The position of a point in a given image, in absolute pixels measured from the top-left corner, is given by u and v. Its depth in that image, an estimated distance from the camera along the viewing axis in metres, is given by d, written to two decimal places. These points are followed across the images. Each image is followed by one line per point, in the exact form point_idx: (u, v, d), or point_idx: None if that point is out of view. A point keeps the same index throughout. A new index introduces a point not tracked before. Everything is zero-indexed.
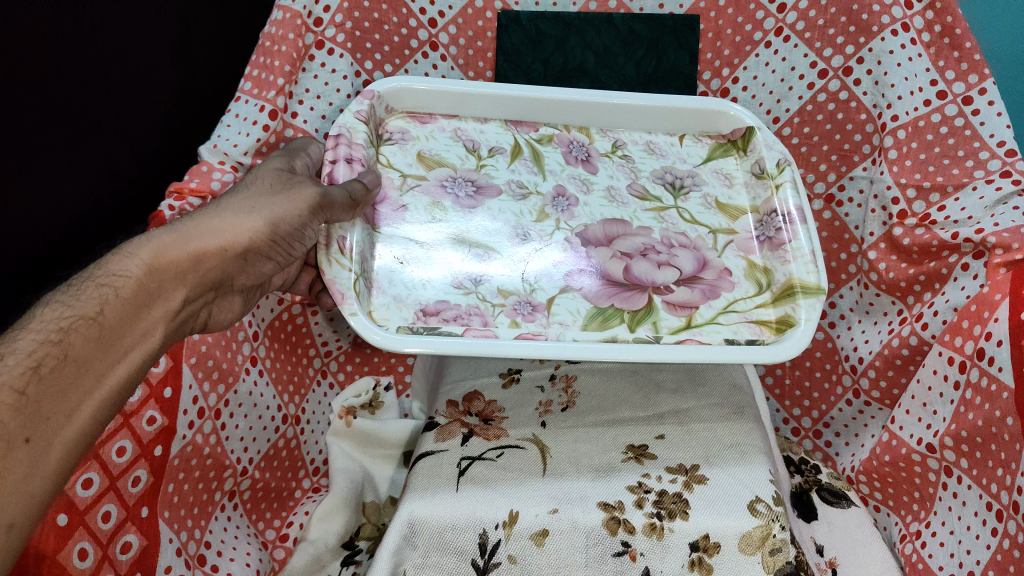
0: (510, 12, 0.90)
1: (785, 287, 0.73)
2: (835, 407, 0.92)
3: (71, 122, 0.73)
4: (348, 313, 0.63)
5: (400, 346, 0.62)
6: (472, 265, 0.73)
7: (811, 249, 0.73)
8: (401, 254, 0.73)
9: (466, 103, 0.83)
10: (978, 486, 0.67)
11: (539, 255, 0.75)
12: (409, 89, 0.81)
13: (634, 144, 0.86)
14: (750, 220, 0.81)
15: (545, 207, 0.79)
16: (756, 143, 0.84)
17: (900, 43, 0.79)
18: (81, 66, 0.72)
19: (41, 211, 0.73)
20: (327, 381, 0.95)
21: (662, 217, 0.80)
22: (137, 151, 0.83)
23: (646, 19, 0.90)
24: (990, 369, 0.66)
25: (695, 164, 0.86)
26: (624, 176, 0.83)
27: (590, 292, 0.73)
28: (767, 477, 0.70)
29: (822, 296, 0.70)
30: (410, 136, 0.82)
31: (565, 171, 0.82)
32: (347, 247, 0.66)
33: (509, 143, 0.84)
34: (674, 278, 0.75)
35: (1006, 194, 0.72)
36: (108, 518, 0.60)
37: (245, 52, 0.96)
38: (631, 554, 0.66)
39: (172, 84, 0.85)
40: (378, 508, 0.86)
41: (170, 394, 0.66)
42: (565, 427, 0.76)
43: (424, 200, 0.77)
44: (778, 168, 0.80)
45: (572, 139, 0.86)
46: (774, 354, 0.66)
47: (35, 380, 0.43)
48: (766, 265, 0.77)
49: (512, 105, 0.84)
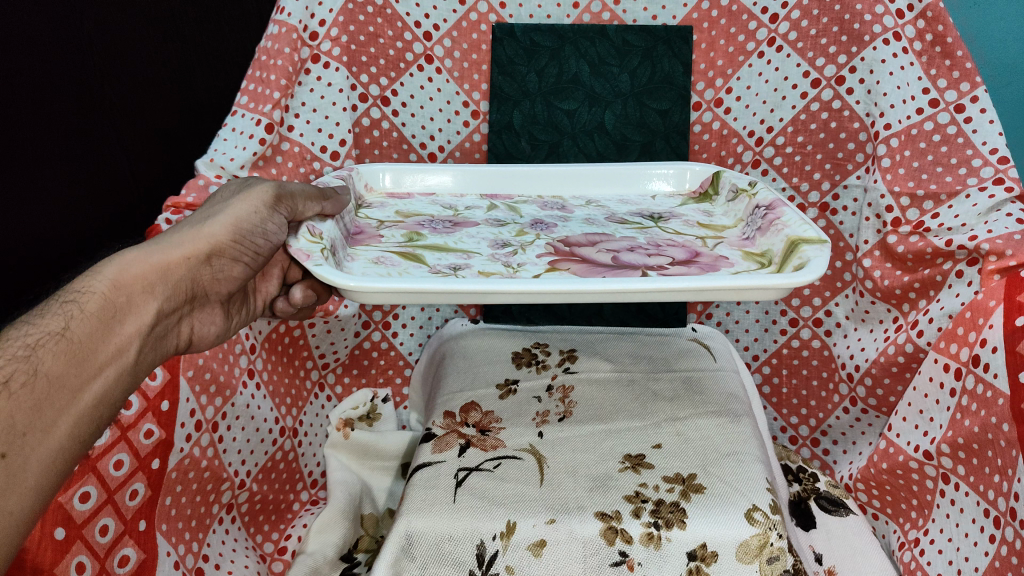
0: (505, 25, 0.92)
1: (787, 246, 0.66)
2: (832, 415, 0.93)
3: (70, 137, 0.75)
4: (311, 266, 0.57)
5: (372, 288, 0.56)
6: (450, 260, 0.70)
7: (800, 216, 0.69)
8: (374, 258, 0.69)
9: (442, 181, 0.90)
10: (977, 493, 0.67)
11: (519, 252, 0.72)
12: (388, 172, 0.89)
13: (608, 199, 0.89)
14: (737, 231, 0.78)
15: (524, 228, 0.79)
16: (724, 182, 0.86)
17: (892, 52, 0.79)
18: (72, 77, 0.74)
19: (43, 229, 0.74)
20: (325, 394, 0.97)
21: (644, 231, 0.78)
22: (135, 166, 0.83)
23: (638, 31, 0.92)
24: (986, 375, 0.65)
25: (671, 206, 0.87)
26: (601, 213, 0.85)
27: (578, 270, 0.67)
28: (763, 485, 0.70)
29: (826, 244, 0.62)
30: (389, 205, 0.86)
31: (543, 213, 0.85)
32: (316, 231, 0.63)
33: (485, 204, 0.87)
34: (667, 261, 0.69)
35: (999, 202, 0.71)
36: (106, 532, 0.60)
37: (243, 63, 0.95)
38: (630, 564, 0.65)
39: (169, 98, 0.85)
40: (377, 521, 0.86)
41: (167, 407, 0.65)
42: (563, 437, 0.76)
43: (399, 232, 0.77)
44: (751, 184, 0.80)
45: (547, 201, 0.89)
46: (792, 279, 0.58)
47: (5, 396, 0.41)
48: (763, 249, 0.71)
49: (486, 175, 0.90)
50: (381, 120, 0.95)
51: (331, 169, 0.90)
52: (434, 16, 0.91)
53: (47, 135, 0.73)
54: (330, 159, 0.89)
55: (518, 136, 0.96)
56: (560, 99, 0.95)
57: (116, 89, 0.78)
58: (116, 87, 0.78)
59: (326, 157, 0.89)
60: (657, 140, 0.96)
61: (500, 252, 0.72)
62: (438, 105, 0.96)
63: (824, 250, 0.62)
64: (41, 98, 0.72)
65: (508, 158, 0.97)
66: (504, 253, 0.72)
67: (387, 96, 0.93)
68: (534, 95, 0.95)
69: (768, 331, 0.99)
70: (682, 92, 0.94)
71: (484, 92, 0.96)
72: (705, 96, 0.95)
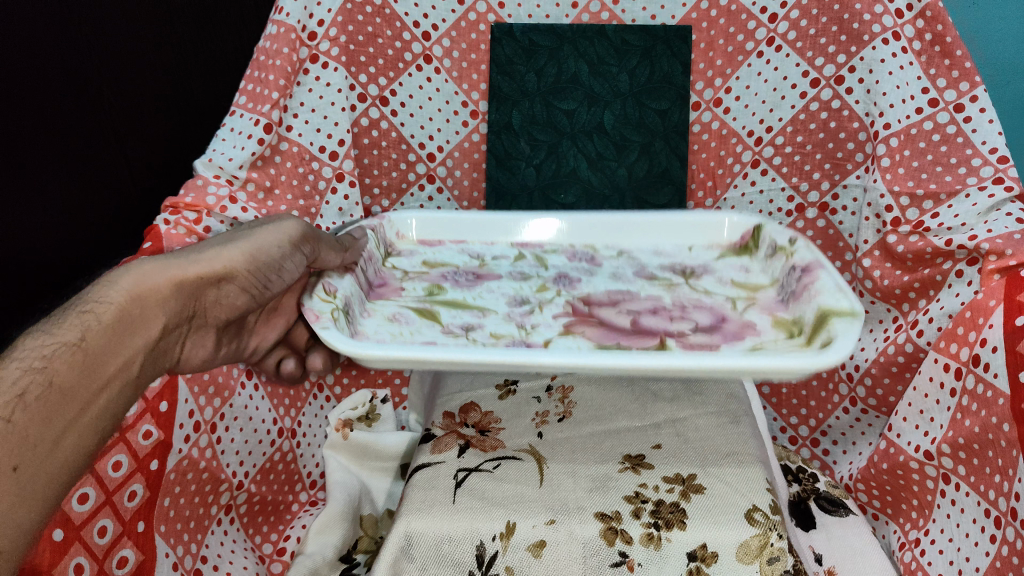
0: (504, 25, 0.92)
1: (818, 319, 0.62)
2: (832, 415, 0.93)
3: (68, 143, 0.73)
4: (320, 328, 0.59)
5: (376, 354, 0.57)
6: (464, 319, 0.71)
7: (837, 284, 0.64)
8: (391, 315, 0.70)
9: (471, 230, 0.88)
10: (977, 493, 0.66)
11: (536, 311, 0.72)
12: (421, 221, 0.88)
13: (642, 250, 0.85)
14: (772, 292, 0.74)
15: (546, 283, 0.78)
16: (764, 235, 0.81)
17: (891, 52, 0.80)
18: (73, 78, 0.73)
19: (45, 245, 0.72)
20: (324, 394, 0.96)
21: (671, 288, 0.76)
22: (133, 168, 0.82)
23: (639, 30, 0.92)
24: (986, 375, 0.65)
25: (707, 261, 0.82)
26: (630, 266, 0.82)
27: (594, 334, 0.67)
28: (764, 485, 0.70)
29: (858, 318, 0.59)
30: (419, 254, 0.86)
31: (570, 265, 0.83)
32: (332, 289, 0.65)
33: (513, 252, 0.85)
34: (690, 327, 0.68)
35: (999, 201, 0.72)
36: (104, 533, 0.59)
37: (238, 66, 0.96)
38: (629, 564, 0.65)
39: (169, 100, 0.85)
40: (376, 521, 0.86)
41: (165, 408, 0.65)
42: (563, 437, 0.76)
43: (422, 285, 0.78)
44: (789, 242, 0.75)
45: (577, 250, 0.86)
46: (815, 359, 0.54)
47: (20, 408, 0.41)
48: (796, 316, 0.67)
49: (516, 226, 0.87)
50: (379, 120, 0.94)
51: (330, 169, 0.89)
52: (433, 15, 0.91)
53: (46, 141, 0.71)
54: (329, 159, 0.89)
55: (517, 136, 0.97)
56: (558, 98, 0.95)
57: (117, 88, 0.78)
58: (118, 85, 0.78)
59: (325, 157, 0.88)
60: (656, 140, 0.96)
61: (517, 311, 0.72)
62: (437, 105, 0.96)
63: (854, 325, 0.58)
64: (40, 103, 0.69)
65: (508, 157, 0.97)
66: (520, 312, 0.72)
67: (386, 96, 0.93)
68: (533, 95, 0.95)
69: None
70: (681, 92, 0.95)
71: (483, 91, 0.96)
72: (705, 96, 0.96)
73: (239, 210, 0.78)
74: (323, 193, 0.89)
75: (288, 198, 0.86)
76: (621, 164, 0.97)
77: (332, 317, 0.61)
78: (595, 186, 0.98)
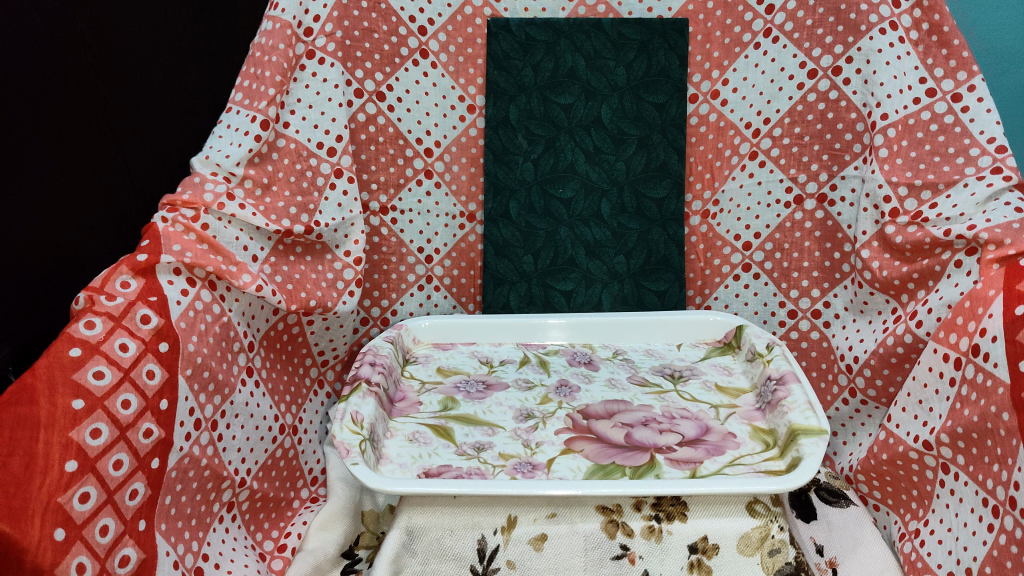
0: (500, 20, 0.96)
1: (788, 435, 0.70)
2: (834, 405, 0.91)
3: (64, 142, 0.83)
4: (350, 463, 0.64)
5: (400, 489, 0.62)
6: (476, 437, 0.74)
7: (807, 399, 0.72)
8: (411, 434, 0.74)
9: (483, 331, 0.96)
10: (975, 482, 0.65)
11: (541, 426, 0.76)
12: (438, 325, 0.96)
13: (634, 350, 0.94)
14: (752, 398, 0.81)
15: (548, 393, 0.82)
16: (746, 338, 0.90)
17: (888, 42, 0.81)
18: (68, 90, 0.82)
19: (48, 245, 0.83)
20: (325, 390, 0.96)
21: (662, 397, 0.81)
22: (129, 181, 0.92)
23: (635, 24, 0.95)
24: (986, 364, 0.64)
25: (694, 360, 0.90)
26: (624, 371, 0.88)
27: (592, 452, 0.71)
28: (757, 468, 0.68)
29: (824, 437, 0.67)
30: (433, 357, 0.92)
31: (569, 369, 0.89)
32: (359, 417, 0.71)
33: (520, 356, 0.92)
34: (676, 440, 0.72)
35: (997, 190, 0.72)
36: (107, 532, 0.54)
37: (146, 47, 0.90)
38: (630, 557, 0.66)
39: (158, 98, 0.93)
40: (378, 516, 0.84)
41: (166, 407, 0.62)
42: (563, 433, 0.74)
43: (437, 397, 0.82)
44: (768, 348, 0.84)
45: (576, 350, 0.94)
46: (781, 482, 0.61)
47: None
48: (772, 426, 0.74)
49: (524, 329, 0.96)
50: (376, 115, 0.94)
51: (329, 165, 0.88)
52: (428, 11, 0.94)
53: (48, 153, 0.81)
54: (327, 155, 0.87)
55: (514, 131, 0.98)
56: (556, 94, 0.97)
57: (115, 88, 0.87)
58: (114, 87, 0.87)
59: (323, 153, 0.87)
60: (654, 134, 0.98)
61: (523, 427, 0.76)
62: (434, 100, 0.97)
63: (820, 446, 0.66)
64: (41, 109, 0.79)
65: (505, 153, 0.98)
66: (525, 428, 0.75)
67: (383, 92, 0.94)
68: (530, 90, 0.97)
69: (768, 323, 0.98)
70: (677, 84, 0.97)
71: (480, 86, 0.98)
72: (702, 89, 0.97)
73: (237, 207, 0.77)
74: (321, 190, 0.87)
75: (286, 195, 0.84)
76: (620, 157, 0.98)
77: (361, 450, 0.66)
78: (593, 179, 0.99)
